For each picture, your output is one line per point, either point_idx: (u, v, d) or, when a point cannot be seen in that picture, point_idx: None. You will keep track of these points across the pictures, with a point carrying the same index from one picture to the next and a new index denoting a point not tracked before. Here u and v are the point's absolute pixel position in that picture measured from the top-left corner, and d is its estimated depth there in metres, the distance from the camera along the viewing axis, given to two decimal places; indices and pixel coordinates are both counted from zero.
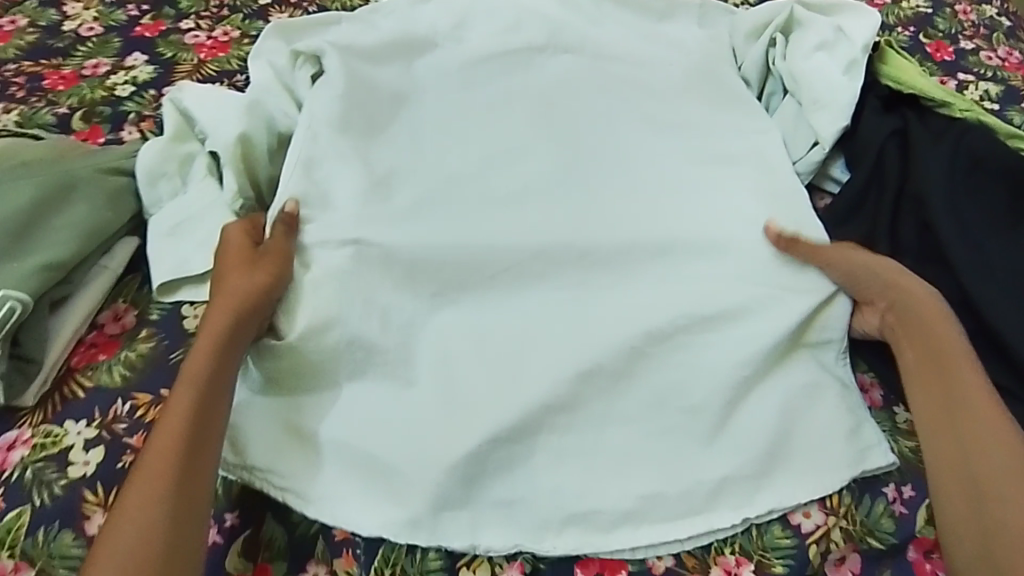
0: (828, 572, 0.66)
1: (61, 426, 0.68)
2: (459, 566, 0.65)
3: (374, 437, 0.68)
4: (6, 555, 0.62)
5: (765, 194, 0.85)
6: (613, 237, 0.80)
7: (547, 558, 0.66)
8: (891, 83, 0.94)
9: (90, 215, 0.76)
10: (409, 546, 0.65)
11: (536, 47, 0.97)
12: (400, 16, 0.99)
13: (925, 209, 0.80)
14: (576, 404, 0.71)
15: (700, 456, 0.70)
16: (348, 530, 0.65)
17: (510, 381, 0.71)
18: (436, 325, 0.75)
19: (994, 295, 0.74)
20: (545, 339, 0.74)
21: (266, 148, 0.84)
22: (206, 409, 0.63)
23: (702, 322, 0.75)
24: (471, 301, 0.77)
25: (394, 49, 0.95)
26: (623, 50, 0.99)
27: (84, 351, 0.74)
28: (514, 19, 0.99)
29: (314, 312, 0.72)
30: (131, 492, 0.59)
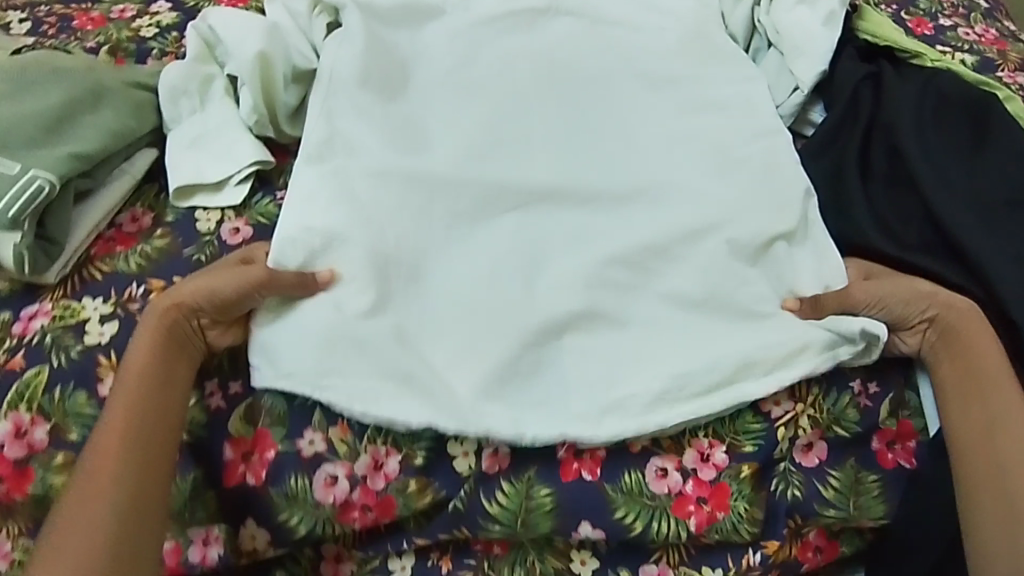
0: (795, 457, 0.70)
1: (78, 302, 0.73)
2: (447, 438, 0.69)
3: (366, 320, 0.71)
4: (24, 408, 0.66)
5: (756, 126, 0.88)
6: (603, 171, 0.83)
7: None
8: (870, 37, 0.99)
9: (115, 118, 0.82)
10: None
11: (540, 11, 0.97)
12: None
13: (892, 137, 0.84)
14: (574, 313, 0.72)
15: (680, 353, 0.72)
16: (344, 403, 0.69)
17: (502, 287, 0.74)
18: (433, 241, 0.77)
19: (956, 206, 0.77)
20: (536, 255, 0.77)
21: (283, 76, 0.90)
22: (149, 427, 0.64)
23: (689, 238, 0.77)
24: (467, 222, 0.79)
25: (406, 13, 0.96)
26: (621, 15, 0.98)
27: (103, 244, 0.79)
28: None
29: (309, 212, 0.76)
30: (77, 497, 0.62)
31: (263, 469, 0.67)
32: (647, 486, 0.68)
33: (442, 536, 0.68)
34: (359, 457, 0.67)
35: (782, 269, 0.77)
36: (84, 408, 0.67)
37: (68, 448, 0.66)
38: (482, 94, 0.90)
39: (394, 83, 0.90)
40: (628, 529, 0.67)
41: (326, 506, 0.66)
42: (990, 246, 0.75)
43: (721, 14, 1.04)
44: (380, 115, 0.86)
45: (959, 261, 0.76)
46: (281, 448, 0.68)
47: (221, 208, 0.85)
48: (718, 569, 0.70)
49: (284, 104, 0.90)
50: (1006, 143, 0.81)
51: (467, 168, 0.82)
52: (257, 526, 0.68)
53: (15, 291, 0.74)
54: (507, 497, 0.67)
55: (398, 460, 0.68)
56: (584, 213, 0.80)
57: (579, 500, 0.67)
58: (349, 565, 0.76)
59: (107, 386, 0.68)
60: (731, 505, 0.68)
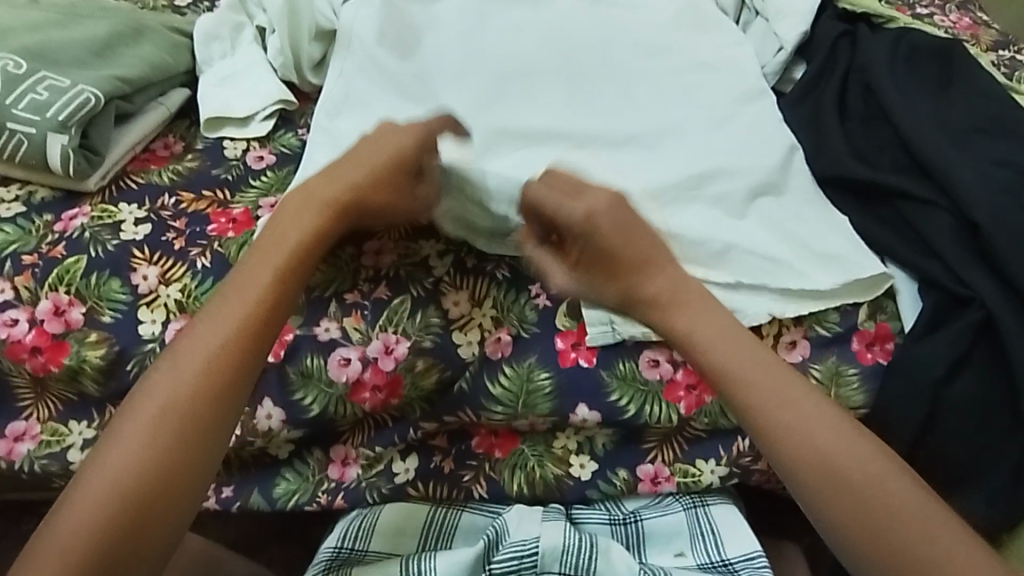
0: (781, 351, 0.77)
1: (115, 206, 0.79)
2: (452, 327, 0.73)
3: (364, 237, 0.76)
4: (63, 290, 0.73)
5: (741, 76, 0.95)
6: (595, 120, 0.90)
7: (530, 327, 0.74)
8: (847, 6, 1.07)
9: (154, 53, 0.90)
10: (410, 310, 0.73)
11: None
12: None
13: (868, 76, 0.91)
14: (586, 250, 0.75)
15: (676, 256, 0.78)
16: (359, 295, 0.74)
17: None
18: None
19: (925, 129, 0.84)
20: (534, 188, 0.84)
21: (309, 27, 0.96)
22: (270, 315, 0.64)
23: (678, 185, 0.84)
24: None
25: None
26: None
27: (138, 162, 0.86)
28: None
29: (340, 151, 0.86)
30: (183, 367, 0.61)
31: (281, 348, 0.72)
32: (639, 373, 0.72)
33: (447, 417, 0.73)
34: (371, 341, 0.72)
35: (769, 216, 0.82)
36: (117, 293, 0.73)
37: (101, 328, 0.72)
38: (487, 56, 0.96)
39: (408, 33, 0.98)
40: (622, 410, 0.72)
41: (339, 384, 0.72)
42: (955, 163, 0.80)
43: None
44: (393, 66, 0.94)
45: (927, 176, 0.82)
46: (299, 332, 0.73)
47: (247, 138, 0.92)
48: (711, 459, 0.74)
49: (308, 53, 0.97)
50: (969, 83, 0.89)
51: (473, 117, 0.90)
52: (274, 406, 0.72)
53: (57, 197, 0.80)
54: (509, 380, 0.72)
55: (407, 344, 0.72)
56: (576, 153, 0.88)
57: (574, 383, 0.72)
58: (357, 468, 0.75)
59: (139, 274, 0.74)
60: None
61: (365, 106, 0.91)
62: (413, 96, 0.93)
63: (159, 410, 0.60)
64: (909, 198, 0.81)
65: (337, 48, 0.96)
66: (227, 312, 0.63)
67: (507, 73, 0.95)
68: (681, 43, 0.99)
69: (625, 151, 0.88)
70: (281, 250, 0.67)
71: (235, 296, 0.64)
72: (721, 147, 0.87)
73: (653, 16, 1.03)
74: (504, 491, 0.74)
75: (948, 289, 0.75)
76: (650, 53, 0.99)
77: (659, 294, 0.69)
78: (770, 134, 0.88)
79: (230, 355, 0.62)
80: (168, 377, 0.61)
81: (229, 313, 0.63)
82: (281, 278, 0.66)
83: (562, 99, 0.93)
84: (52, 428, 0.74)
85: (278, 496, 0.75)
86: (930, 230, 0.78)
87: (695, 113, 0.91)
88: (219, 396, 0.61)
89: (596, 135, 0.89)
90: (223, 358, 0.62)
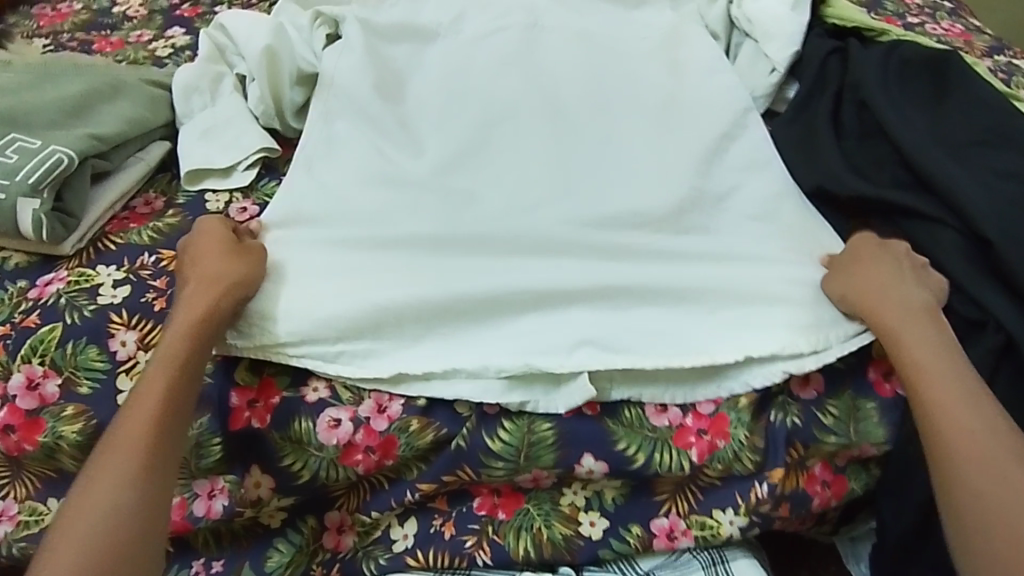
0: (793, 389, 0.71)
1: (93, 269, 0.77)
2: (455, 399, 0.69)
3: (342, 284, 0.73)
4: (38, 362, 0.69)
5: (723, 109, 0.96)
6: (591, 159, 0.90)
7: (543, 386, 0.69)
8: (836, 21, 1.06)
9: (132, 109, 0.89)
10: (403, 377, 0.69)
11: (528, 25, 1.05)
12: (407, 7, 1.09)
13: (861, 92, 0.89)
14: (594, 292, 0.73)
15: (688, 287, 0.75)
16: (331, 378, 0.69)
17: (507, 266, 0.78)
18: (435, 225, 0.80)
19: (926, 145, 0.81)
20: (525, 237, 0.80)
21: (288, 74, 0.97)
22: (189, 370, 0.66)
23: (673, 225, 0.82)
24: (453, 215, 0.83)
25: (404, 31, 1.05)
26: (607, 32, 1.07)
27: (117, 221, 0.84)
28: None
29: (330, 198, 0.83)
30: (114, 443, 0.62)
31: (267, 413, 0.68)
32: (646, 420, 0.69)
33: (444, 477, 0.69)
34: (363, 401, 0.69)
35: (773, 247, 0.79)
36: (95, 362, 0.69)
37: (79, 401, 0.69)
38: (482, 96, 0.97)
39: (393, 78, 1.00)
40: (630, 460, 0.68)
41: (330, 447, 0.68)
42: (957, 174, 0.77)
43: (700, 12, 1.11)
44: (378, 115, 0.95)
45: (930, 191, 0.78)
46: (285, 394, 0.69)
47: (230, 190, 0.90)
48: (728, 509, 0.69)
49: (291, 100, 0.97)
50: (968, 91, 0.86)
51: (469, 167, 0.90)
52: (262, 472, 0.69)
53: (33, 262, 0.78)
54: (508, 433, 0.68)
55: (400, 403, 0.69)
56: (569, 200, 0.85)
57: (578, 433, 0.68)
58: (352, 536, 0.71)
59: (117, 341, 0.71)
60: (731, 433, 0.69)
61: (352, 153, 0.91)
62: (398, 141, 0.93)
63: (101, 508, 0.59)
64: (914, 214, 0.78)
65: (322, 97, 0.96)
66: (146, 403, 0.63)
67: (503, 113, 0.95)
68: (664, 78, 1.01)
69: (620, 185, 0.87)
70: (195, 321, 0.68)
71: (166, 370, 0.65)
72: (714, 178, 0.86)
73: (638, 47, 1.05)
74: (509, 554, 0.69)
75: (960, 313, 0.73)
76: (635, 87, 1.00)
77: (894, 297, 0.71)
78: (757, 164, 0.87)
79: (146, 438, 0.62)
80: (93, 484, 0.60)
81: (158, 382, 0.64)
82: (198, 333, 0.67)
83: (550, 139, 0.93)
84: (31, 508, 0.70)
85: (269, 571, 0.69)
86: (938, 251, 0.76)
87: (685, 145, 0.90)
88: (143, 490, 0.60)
89: (589, 174, 0.88)
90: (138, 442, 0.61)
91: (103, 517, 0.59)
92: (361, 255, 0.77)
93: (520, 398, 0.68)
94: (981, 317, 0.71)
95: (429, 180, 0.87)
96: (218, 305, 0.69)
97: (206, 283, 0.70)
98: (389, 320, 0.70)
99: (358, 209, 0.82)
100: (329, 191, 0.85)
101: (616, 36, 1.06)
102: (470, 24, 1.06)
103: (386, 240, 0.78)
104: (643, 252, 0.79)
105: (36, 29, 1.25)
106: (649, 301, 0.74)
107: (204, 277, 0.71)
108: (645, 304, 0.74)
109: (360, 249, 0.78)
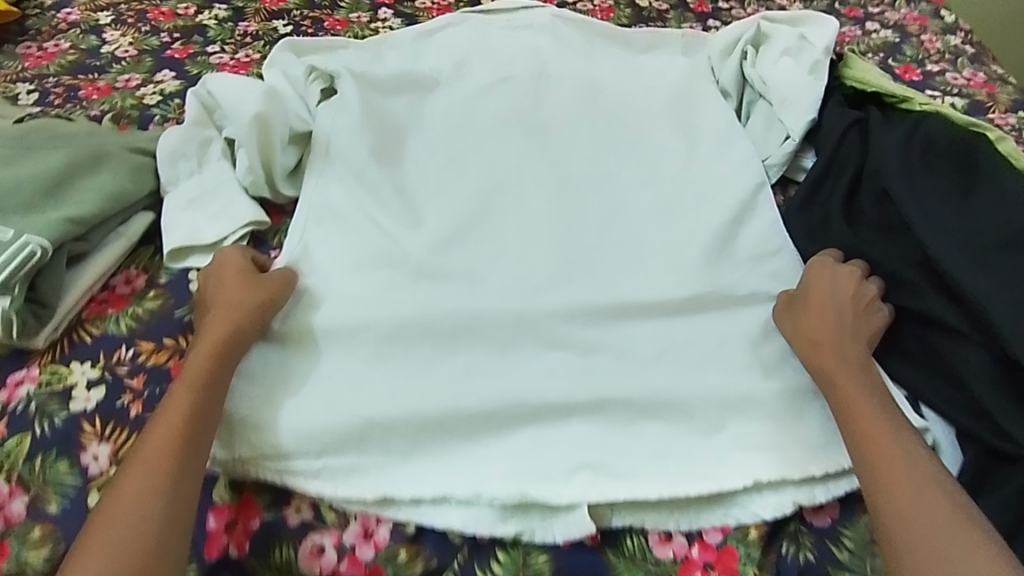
0: (803, 516, 0.67)
1: (66, 366, 0.73)
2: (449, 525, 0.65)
3: (332, 393, 0.70)
4: (5, 479, 0.66)
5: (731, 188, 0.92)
6: (597, 239, 0.85)
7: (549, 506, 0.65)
8: (855, 84, 1.02)
9: (114, 182, 0.84)
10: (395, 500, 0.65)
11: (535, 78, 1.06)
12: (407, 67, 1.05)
13: (882, 180, 0.86)
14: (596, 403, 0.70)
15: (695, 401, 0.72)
16: (315, 499, 0.66)
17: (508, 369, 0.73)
18: (432, 313, 0.75)
19: (950, 248, 0.78)
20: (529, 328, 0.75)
21: (281, 136, 0.92)
22: (216, 378, 0.67)
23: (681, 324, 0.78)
24: (448, 296, 0.77)
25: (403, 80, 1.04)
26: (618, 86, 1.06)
27: (95, 305, 0.80)
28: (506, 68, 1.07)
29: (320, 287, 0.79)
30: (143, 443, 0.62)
31: (245, 538, 0.65)
32: (649, 550, 0.65)
33: None
34: (349, 524, 0.65)
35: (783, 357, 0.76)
36: (64, 476, 0.66)
37: (47, 519, 0.65)
38: (482, 165, 0.95)
39: (390, 144, 0.97)
40: None
41: None
42: (983, 283, 0.74)
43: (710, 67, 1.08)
44: (373, 187, 0.91)
45: (957, 300, 0.76)
46: (266, 515, 0.65)
47: None
48: None
49: (282, 164, 0.92)
50: (999, 182, 0.82)
51: (469, 245, 0.84)
52: None
53: (3, 355, 0.74)
54: (501, 565, 0.64)
55: (388, 526, 0.65)
56: (576, 287, 0.79)
57: (577, 564, 0.64)
58: None
59: (89, 452, 0.67)
60: (740, 569, 0.64)
61: (341, 230, 0.86)
62: (393, 212, 0.88)
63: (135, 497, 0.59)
64: (939, 325, 0.76)
65: (317, 165, 0.94)
66: (174, 403, 0.64)
67: (506, 187, 0.92)
68: (672, 147, 0.97)
69: (629, 274, 0.82)
70: (219, 334, 0.70)
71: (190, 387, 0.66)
72: (722, 274, 0.83)
73: (653, 117, 1.02)
74: None
75: (986, 441, 0.70)
76: (643, 158, 0.97)
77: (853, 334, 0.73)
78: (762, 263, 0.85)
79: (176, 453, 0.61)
80: (124, 493, 0.59)
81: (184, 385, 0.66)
82: (223, 353, 0.69)
83: (552, 214, 0.88)
84: None
85: None
86: (963, 368, 0.73)
87: (692, 231, 0.86)
88: (170, 485, 0.60)
89: (596, 256, 0.83)
90: (173, 446, 0.61)
91: (132, 512, 0.58)
92: (353, 353, 0.73)
93: (515, 528, 0.64)
94: (1010, 448, 0.68)
95: (425, 257, 0.82)
96: (243, 329, 0.71)
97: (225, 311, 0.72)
98: (384, 436, 0.68)
99: (340, 300, 0.77)
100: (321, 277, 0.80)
101: (622, 100, 1.04)
102: (473, 69, 1.08)
103: (375, 332, 0.74)
104: (648, 356, 0.75)
105: (22, 72, 1.21)
106: (653, 415, 0.71)
107: (224, 296, 0.73)
108: (648, 414, 0.71)
109: (346, 350, 0.73)
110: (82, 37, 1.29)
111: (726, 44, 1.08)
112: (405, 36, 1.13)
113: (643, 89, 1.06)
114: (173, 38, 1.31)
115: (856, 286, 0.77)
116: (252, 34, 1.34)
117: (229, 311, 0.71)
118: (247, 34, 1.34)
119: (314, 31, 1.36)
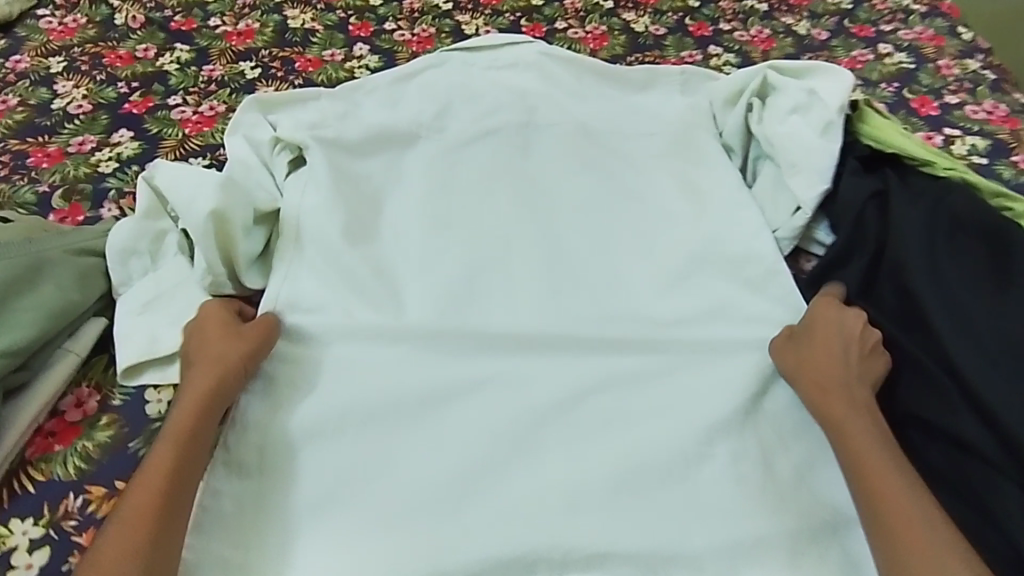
0: None
1: (6, 525, 0.66)
2: None
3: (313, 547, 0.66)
4: None
5: (738, 273, 0.84)
6: (591, 345, 0.78)
7: None
8: (871, 143, 0.93)
9: (56, 297, 0.76)
10: None
11: (519, 145, 0.96)
12: (381, 130, 0.96)
13: (903, 275, 0.80)
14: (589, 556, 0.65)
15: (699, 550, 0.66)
16: None
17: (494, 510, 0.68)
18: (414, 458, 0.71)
19: (981, 362, 0.72)
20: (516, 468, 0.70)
21: (242, 223, 0.83)
22: (199, 433, 0.67)
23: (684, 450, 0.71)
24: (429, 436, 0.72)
25: (377, 142, 0.95)
26: (614, 143, 0.96)
27: (40, 441, 0.72)
28: (491, 125, 0.97)
29: (294, 418, 0.73)
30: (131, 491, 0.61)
31: None
32: None
33: None
34: None
35: (795, 488, 0.70)
36: None
37: None
38: (465, 246, 0.86)
39: (363, 226, 0.88)
40: None
41: None
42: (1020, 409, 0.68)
43: (711, 116, 0.99)
44: (346, 280, 0.82)
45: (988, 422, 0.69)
46: None
47: (171, 383, 0.77)
48: None
49: (244, 255, 0.83)
50: None
51: (450, 353, 0.77)
52: None
53: None
54: None
55: None
56: (568, 412, 0.74)
57: None
58: None
59: None
60: None
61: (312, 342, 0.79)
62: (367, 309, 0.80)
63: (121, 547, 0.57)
64: (970, 450, 0.69)
65: (283, 256, 0.84)
66: (162, 455, 0.64)
67: (490, 279, 0.84)
68: (673, 224, 0.89)
69: (624, 391, 0.75)
70: (205, 388, 0.70)
71: (176, 440, 0.65)
72: (730, 381, 0.75)
73: (653, 185, 0.93)
74: None
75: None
76: (641, 236, 0.88)
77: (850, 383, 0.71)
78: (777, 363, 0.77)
79: (159, 504, 0.60)
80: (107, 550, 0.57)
81: (169, 437, 0.65)
82: (210, 407, 0.69)
83: (540, 311, 0.82)
84: None
85: None
86: (999, 507, 0.66)
87: (693, 333, 0.79)
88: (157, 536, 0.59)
89: (589, 367, 0.77)
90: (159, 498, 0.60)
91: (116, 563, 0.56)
92: (332, 500, 0.69)
93: None
94: None
95: (405, 374, 0.76)
96: (228, 382, 0.71)
97: (211, 363, 0.72)
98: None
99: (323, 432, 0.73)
100: (291, 405, 0.74)
101: (620, 163, 0.95)
102: (456, 120, 0.98)
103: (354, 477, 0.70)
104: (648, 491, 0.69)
105: None
106: (655, 568, 0.65)
107: (211, 348, 0.73)
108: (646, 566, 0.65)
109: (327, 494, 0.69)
110: (32, 89, 1.19)
111: (730, 93, 0.98)
112: (378, 82, 1.01)
113: (642, 149, 0.96)
114: (131, 87, 1.20)
115: (856, 329, 0.74)
116: (217, 79, 1.23)
117: (215, 365, 0.71)
118: (211, 79, 1.23)
119: (284, 73, 1.26)
